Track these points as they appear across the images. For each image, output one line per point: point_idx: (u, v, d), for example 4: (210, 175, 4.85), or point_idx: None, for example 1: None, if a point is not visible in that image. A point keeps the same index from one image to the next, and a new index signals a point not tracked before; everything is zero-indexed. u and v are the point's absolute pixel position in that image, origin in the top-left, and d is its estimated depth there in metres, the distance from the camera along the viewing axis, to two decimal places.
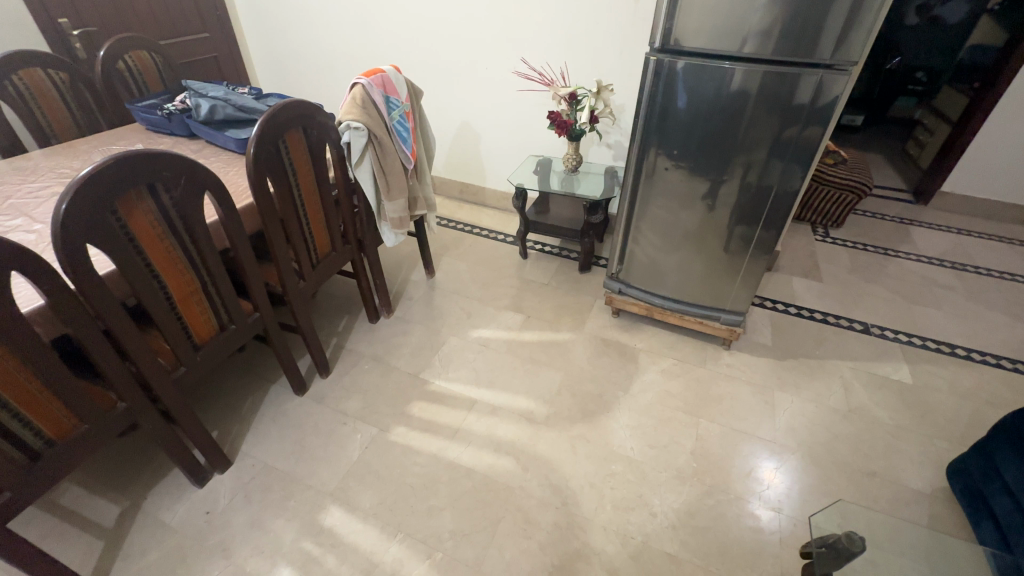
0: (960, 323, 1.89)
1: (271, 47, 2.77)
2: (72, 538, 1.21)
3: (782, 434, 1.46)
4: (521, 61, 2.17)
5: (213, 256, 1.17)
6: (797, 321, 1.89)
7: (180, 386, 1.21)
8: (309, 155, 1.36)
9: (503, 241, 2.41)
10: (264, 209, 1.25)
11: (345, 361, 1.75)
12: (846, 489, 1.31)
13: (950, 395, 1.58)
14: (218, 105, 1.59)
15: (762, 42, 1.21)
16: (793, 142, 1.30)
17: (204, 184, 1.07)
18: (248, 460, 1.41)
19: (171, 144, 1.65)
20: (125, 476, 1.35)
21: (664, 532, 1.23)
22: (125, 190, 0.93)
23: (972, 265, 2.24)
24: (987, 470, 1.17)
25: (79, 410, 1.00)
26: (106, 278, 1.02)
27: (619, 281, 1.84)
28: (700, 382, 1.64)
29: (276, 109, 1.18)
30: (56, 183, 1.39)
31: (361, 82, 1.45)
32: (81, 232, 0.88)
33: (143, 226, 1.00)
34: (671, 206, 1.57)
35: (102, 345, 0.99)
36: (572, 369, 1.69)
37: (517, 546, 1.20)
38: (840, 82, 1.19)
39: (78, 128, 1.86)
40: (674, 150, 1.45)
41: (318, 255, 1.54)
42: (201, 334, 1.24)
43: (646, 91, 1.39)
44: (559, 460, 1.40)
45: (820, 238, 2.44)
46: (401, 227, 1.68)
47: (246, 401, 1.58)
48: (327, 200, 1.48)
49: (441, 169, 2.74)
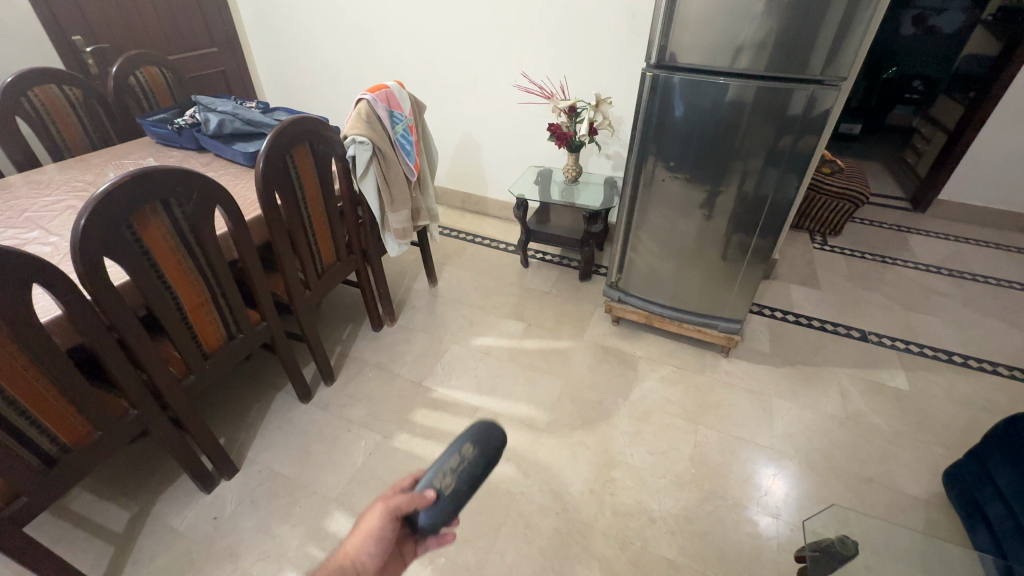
0: (957, 330, 1.90)
1: (278, 60, 2.84)
2: (83, 542, 1.24)
3: (780, 440, 1.48)
4: (521, 75, 2.22)
5: (222, 267, 1.21)
6: (795, 328, 1.91)
7: (190, 393, 1.24)
8: (315, 168, 1.40)
9: (504, 250, 2.45)
10: (272, 221, 1.29)
11: (349, 368, 1.78)
12: (843, 495, 1.33)
13: (947, 402, 1.59)
14: (227, 119, 1.63)
15: (754, 58, 1.24)
16: (787, 152, 1.34)
17: (215, 197, 1.11)
18: (254, 466, 1.44)
19: (181, 157, 1.70)
20: (135, 481, 1.38)
21: (663, 537, 1.24)
22: (141, 206, 0.97)
23: (970, 272, 2.26)
24: (981, 476, 1.18)
25: (93, 418, 1.04)
26: (121, 289, 1.06)
27: (619, 289, 1.87)
28: (699, 390, 1.66)
29: (285, 124, 1.23)
30: (71, 196, 1.43)
31: (366, 98, 1.50)
32: (99, 245, 0.92)
33: (156, 239, 1.03)
34: (669, 215, 1.60)
35: (116, 353, 1.02)
36: (573, 376, 1.72)
37: (517, 551, 1.22)
38: (831, 97, 1.23)
39: (90, 141, 1.91)
40: (671, 161, 1.49)
41: (323, 265, 1.58)
42: (210, 343, 1.27)
43: (643, 103, 1.43)
44: (560, 466, 1.42)
45: (818, 246, 2.46)
46: (404, 237, 1.72)
47: (252, 408, 1.61)
48: (333, 211, 1.52)
49: (443, 179, 2.79)
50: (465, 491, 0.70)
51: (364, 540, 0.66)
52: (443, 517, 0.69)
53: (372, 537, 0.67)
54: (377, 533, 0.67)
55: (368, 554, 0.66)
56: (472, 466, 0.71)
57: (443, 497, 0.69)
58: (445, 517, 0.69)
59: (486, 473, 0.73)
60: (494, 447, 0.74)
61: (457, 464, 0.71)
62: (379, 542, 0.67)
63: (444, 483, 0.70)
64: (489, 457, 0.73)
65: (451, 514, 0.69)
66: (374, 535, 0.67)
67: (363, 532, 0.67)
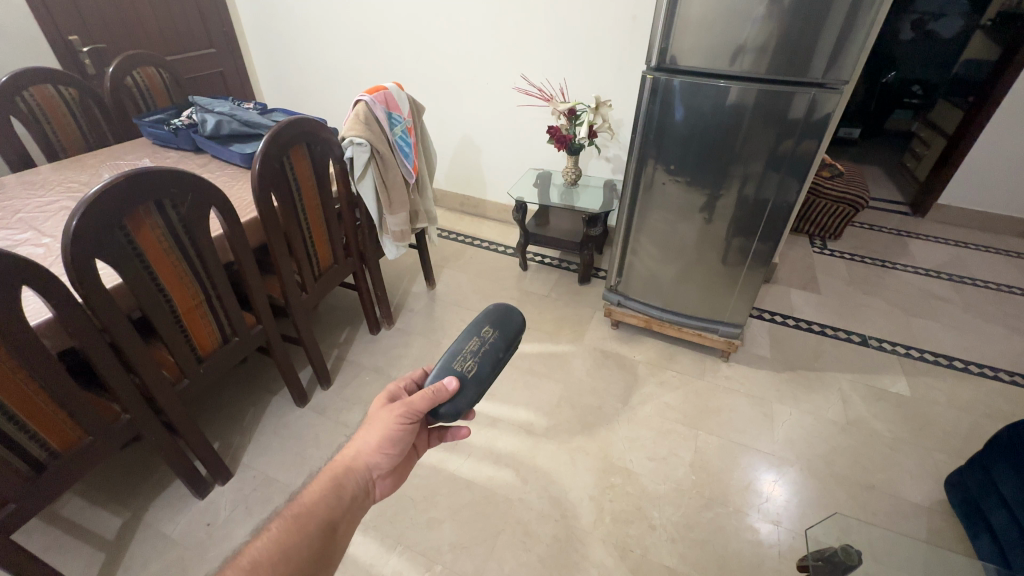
0: (958, 335, 1.90)
1: (276, 62, 2.83)
2: (73, 549, 1.22)
3: (781, 446, 1.47)
4: (521, 77, 2.21)
5: (217, 270, 1.19)
6: (795, 333, 1.90)
7: (183, 398, 1.22)
8: (313, 169, 1.38)
9: (504, 253, 2.44)
10: (269, 223, 1.27)
11: (347, 371, 1.76)
12: (844, 502, 1.31)
13: (948, 407, 1.58)
14: (224, 120, 1.62)
15: (756, 62, 1.24)
16: (788, 156, 1.33)
17: (210, 199, 1.09)
18: (249, 471, 1.42)
19: (178, 158, 1.68)
20: (128, 486, 1.36)
21: (663, 545, 1.23)
22: (135, 208, 0.95)
23: (970, 277, 2.25)
24: (984, 483, 1.17)
25: (84, 422, 1.02)
26: (113, 292, 1.04)
27: (618, 292, 1.86)
28: (699, 394, 1.65)
29: (284, 125, 1.21)
30: (65, 197, 1.42)
31: (364, 99, 1.48)
32: (90, 246, 0.90)
33: (150, 240, 1.02)
34: (669, 219, 1.59)
35: (108, 357, 1.00)
36: (572, 380, 1.70)
37: (516, 559, 1.20)
38: (832, 100, 1.22)
39: (86, 142, 1.89)
40: (671, 164, 1.48)
41: (320, 267, 1.56)
42: (205, 347, 1.25)
43: (643, 107, 1.43)
44: (559, 472, 1.40)
45: (817, 250, 2.46)
46: (402, 239, 1.70)
47: (248, 411, 1.60)
48: (331, 213, 1.51)
49: (443, 181, 2.78)
50: (487, 372, 0.81)
51: (377, 440, 0.75)
52: (470, 398, 0.78)
53: (385, 437, 0.75)
54: (391, 433, 0.75)
55: (381, 454, 0.75)
56: (494, 350, 0.83)
57: (468, 381, 0.79)
58: (471, 398, 0.78)
59: (509, 354, 0.84)
60: (511, 334, 0.86)
61: (477, 347, 0.83)
62: (390, 440, 0.75)
63: (467, 367, 0.80)
64: (510, 337, 0.86)
65: (477, 395, 0.80)
66: (388, 434, 0.75)
67: (377, 435, 0.75)
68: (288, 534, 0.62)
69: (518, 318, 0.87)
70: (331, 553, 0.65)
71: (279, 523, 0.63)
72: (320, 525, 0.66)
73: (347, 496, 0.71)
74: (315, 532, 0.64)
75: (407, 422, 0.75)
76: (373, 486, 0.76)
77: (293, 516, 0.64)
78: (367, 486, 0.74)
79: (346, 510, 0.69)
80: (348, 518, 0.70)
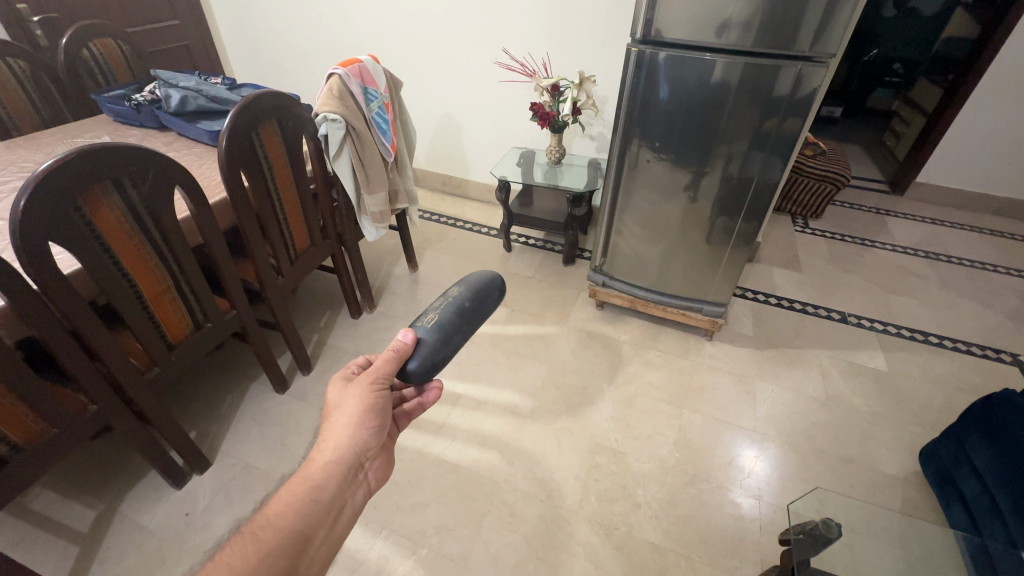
0: (933, 311, 1.94)
1: (246, 36, 2.69)
2: (44, 544, 1.18)
3: (762, 422, 1.49)
4: (502, 51, 2.14)
5: (185, 253, 1.13)
6: (776, 311, 1.92)
7: (154, 387, 1.17)
8: (285, 147, 1.31)
9: (488, 234, 2.40)
10: (240, 203, 1.21)
11: (327, 357, 1.72)
12: (822, 476, 1.34)
13: (923, 382, 1.62)
14: (189, 95, 1.52)
15: (743, 33, 1.20)
16: (772, 134, 1.31)
17: (174, 177, 1.03)
18: (228, 459, 1.39)
19: (140, 136, 1.59)
20: (101, 478, 1.32)
21: (647, 522, 1.24)
22: (91, 187, 0.89)
23: (945, 255, 2.30)
24: (957, 454, 1.21)
25: (47, 415, 0.97)
26: (71, 278, 0.97)
27: (603, 273, 1.85)
28: (683, 373, 1.66)
29: (251, 100, 1.14)
30: (18, 178, 1.33)
31: (338, 73, 1.41)
32: (42, 228, 0.84)
33: (108, 221, 0.95)
34: (653, 198, 1.57)
35: (71, 348, 0.95)
36: (557, 362, 1.70)
37: (501, 539, 1.21)
38: (819, 74, 1.19)
39: (40, 118, 1.78)
40: (656, 142, 1.45)
41: (296, 250, 1.51)
42: (176, 333, 1.20)
43: (628, 82, 1.38)
44: (545, 452, 1.40)
45: (799, 229, 2.48)
46: (382, 220, 1.65)
47: (226, 398, 1.56)
48: (306, 194, 1.45)
49: (424, 161, 2.71)
50: (450, 321, 0.68)
51: (352, 434, 0.67)
52: (431, 349, 0.67)
53: (362, 421, 0.68)
54: (366, 408, 0.68)
55: (360, 432, 0.67)
56: (456, 299, 0.70)
57: (426, 331, 0.68)
58: (431, 349, 0.67)
59: (479, 310, 0.71)
60: (483, 289, 0.72)
61: (441, 301, 0.71)
62: (372, 416, 0.69)
63: (428, 319, 0.69)
64: (479, 291, 0.72)
65: (440, 346, 0.67)
66: (366, 405, 0.68)
67: (352, 415, 0.67)
68: (245, 552, 0.54)
69: (496, 280, 0.74)
70: (306, 558, 0.59)
71: (234, 540, 0.56)
72: (289, 534, 0.58)
73: (324, 498, 0.62)
74: (287, 548, 0.57)
75: (381, 386, 0.69)
76: (362, 470, 0.68)
77: (251, 533, 0.57)
78: (353, 466, 0.66)
79: (317, 515, 0.61)
80: (326, 526, 0.62)
